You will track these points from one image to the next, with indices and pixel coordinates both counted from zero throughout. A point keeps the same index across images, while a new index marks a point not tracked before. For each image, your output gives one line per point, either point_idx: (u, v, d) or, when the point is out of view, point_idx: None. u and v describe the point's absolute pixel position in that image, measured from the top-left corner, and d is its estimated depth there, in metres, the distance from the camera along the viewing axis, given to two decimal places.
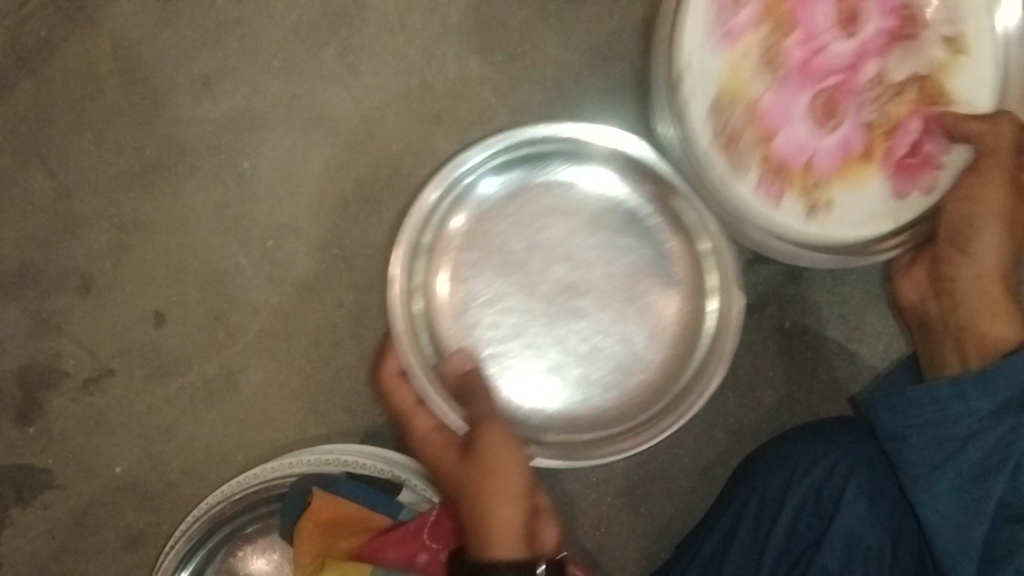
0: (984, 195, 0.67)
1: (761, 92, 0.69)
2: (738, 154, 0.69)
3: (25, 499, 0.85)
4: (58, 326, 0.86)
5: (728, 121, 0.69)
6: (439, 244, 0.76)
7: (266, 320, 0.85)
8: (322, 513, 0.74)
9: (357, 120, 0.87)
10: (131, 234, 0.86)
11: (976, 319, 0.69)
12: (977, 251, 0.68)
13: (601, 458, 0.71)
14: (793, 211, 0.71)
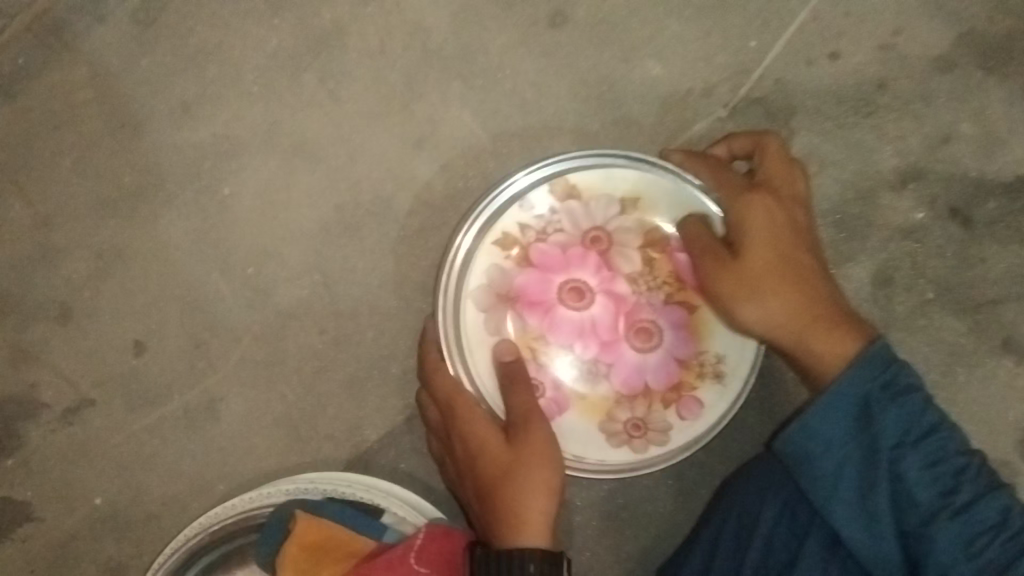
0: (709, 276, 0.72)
1: (615, 407, 0.81)
2: (648, 432, 0.81)
3: (3, 533, 0.83)
4: (35, 356, 0.85)
5: (622, 419, 0.81)
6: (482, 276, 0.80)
7: (246, 347, 0.85)
8: (306, 535, 0.71)
9: (338, 146, 0.87)
10: (109, 262, 0.86)
11: (814, 360, 0.68)
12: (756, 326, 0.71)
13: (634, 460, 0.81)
14: (711, 392, 0.81)
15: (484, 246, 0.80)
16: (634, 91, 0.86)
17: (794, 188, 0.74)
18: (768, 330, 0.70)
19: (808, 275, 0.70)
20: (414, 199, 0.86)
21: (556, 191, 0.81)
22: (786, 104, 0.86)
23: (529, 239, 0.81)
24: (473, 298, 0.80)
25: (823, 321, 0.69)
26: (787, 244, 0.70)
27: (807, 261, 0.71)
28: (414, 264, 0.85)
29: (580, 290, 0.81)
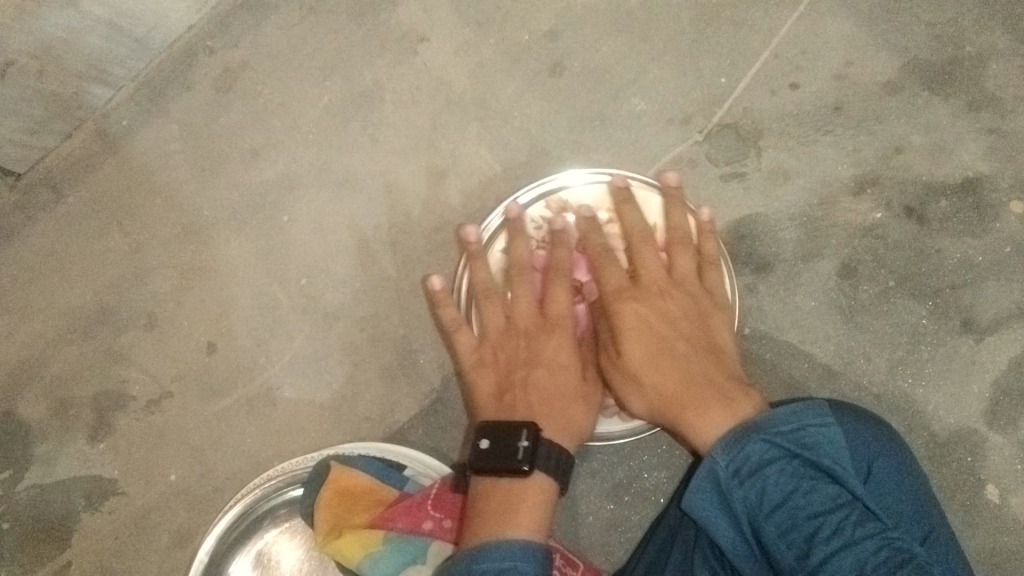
0: (631, 387, 0.85)
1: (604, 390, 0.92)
2: None
3: (94, 505, 0.98)
4: (126, 357, 1.02)
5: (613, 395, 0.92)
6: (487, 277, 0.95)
7: (298, 345, 1.00)
8: (337, 483, 0.86)
9: (376, 178, 1.04)
10: (189, 279, 1.03)
11: (690, 428, 0.80)
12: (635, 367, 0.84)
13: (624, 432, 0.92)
14: None
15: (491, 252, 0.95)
16: (623, 124, 1.02)
17: (683, 303, 0.88)
18: (652, 397, 0.84)
19: (661, 346, 0.84)
20: (439, 219, 1.02)
21: (551, 205, 0.96)
22: (754, 127, 1.00)
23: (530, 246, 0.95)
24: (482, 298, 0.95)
25: (694, 385, 0.82)
26: (700, 362, 0.84)
27: (671, 337, 0.85)
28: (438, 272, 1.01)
29: (575, 287, 0.94)
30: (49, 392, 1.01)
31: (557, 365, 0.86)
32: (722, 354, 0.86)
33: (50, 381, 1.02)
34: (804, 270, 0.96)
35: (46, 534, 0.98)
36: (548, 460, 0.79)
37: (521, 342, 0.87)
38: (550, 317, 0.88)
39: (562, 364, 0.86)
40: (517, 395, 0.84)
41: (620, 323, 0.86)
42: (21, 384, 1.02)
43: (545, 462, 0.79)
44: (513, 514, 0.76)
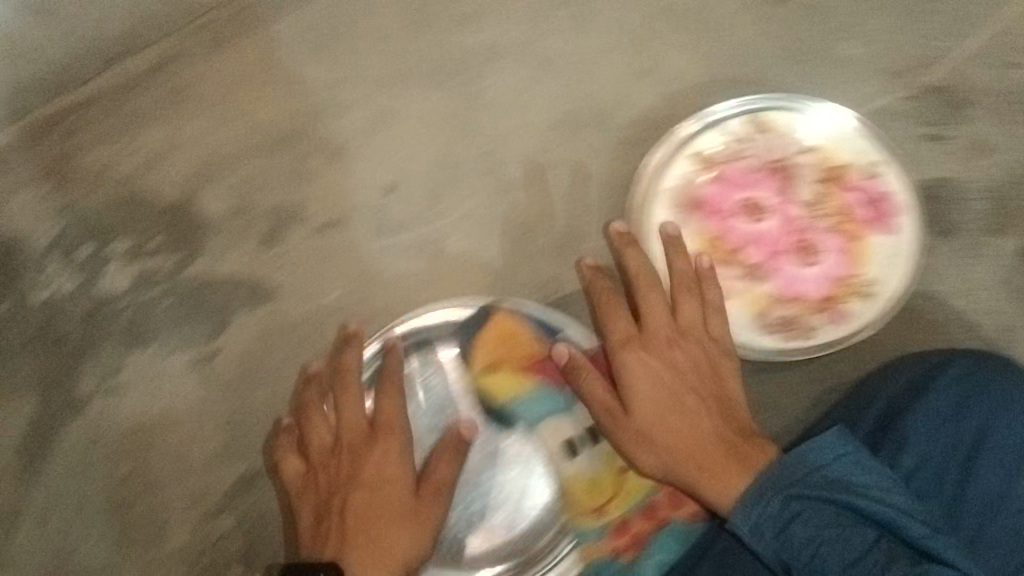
0: (642, 448, 0.86)
1: (770, 304, 0.94)
2: (794, 331, 0.94)
3: (253, 305, 1.03)
4: (310, 177, 1.05)
5: (775, 315, 0.94)
6: (676, 176, 0.96)
7: (473, 203, 1.03)
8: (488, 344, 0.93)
9: (575, 66, 1.03)
10: (381, 120, 1.05)
11: (703, 484, 0.80)
12: (635, 412, 0.86)
13: (777, 351, 0.94)
14: (856, 309, 0.94)
15: (684, 154, 0.97)
16: (838, 64, 1.02)
17: (672, 351, 0.88)
18: (655, 454, 0.85)
19: (678, 404, 0.85)
20: (630, 115, 1.02)
21: (752, 123, 0.97)
22: (967, 96, 1.01)
23: (723, 157, 0.97)
24: (667, 196, 0.96)
25: (711, 448, 0.82)
26: (712, 418, 0.84)
27: (688, 395, 0.85)
28: (620, 165, 1.02)
29: (759, 205, 0.96)
30: (229, 195, 1.06)
31: (382, 482, 0.85)
32: (732, 415, 0.85)
33: (233, 186, 1.06)
34: (984, 242, 0.98)
35: (203, 321, 1.03)
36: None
37: (348, 462, 0.87)
38: (379, 428, 0.88)
39: (386, 452, 0.87)
40: (335, 525, 0.84)
41: (628, 377, 0.87)
42: (204, 182, 1.07)
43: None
44: None
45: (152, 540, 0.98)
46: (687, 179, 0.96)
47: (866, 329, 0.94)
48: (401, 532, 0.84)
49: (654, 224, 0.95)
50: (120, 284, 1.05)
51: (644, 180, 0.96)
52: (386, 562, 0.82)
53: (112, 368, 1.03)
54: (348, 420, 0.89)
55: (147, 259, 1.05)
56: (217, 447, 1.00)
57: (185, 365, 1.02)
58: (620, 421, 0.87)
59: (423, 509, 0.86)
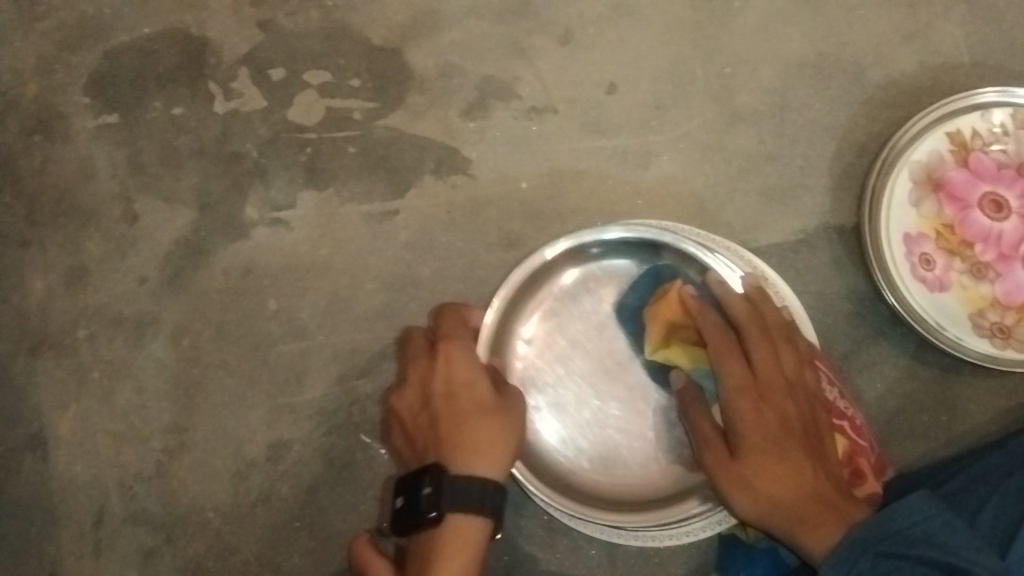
0: (741, 495, 0.73)
1: (989, 308, 0.89)
2: (1009, 341, 0.88)
3: (441, 173, 0.97)
4: (529, 57, 0.99)
5: (991, 320, 0.89)
6: (923, 151, 0.92)
7: (694, 126, 0.97)
8: (665, 315, 0.81)
9: (841, 11, 0.97)
10: (617, 15, 0.99)
11: (798, 540, 0.71)
12: (742, 459, 0.73)
13: (988, 355, 0.87)
14: None
15: (939, 131, 0.92)
16: None
17: (785, 405, 0.74)
18: (754, 503, 0.73)
19: (780, 453, 0.73)
20: (885, 77, 0.96)
21: (1018, 117, 0.91)
22: None
23: (977, 145, 0.92)
24: (909, 169, 0.91)
25: (802, 502, 0.71)
26: (810, 469, 0.73)
27: (790, 443, 0.73)
28: (858, 126, 0.95)
29: (1002, 204, 0.91)
30: (440, 53, 1.00)
31: (453, 385, 0.75)
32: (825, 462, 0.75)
33: (446, 45, 1.00)
34: None
35: (386, 175, 0.97)
36: (466, 496, 0.70)
37: (417, 376, 0.77)
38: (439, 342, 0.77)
39: (464, 404, 0.73)
40: (429, 434, 0.74)
41: (736, 424, 0.74)
42: (416, 35, 1.00)
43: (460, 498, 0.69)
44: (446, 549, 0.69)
45: (287, 386, 0.92)
46: (933, 159, 0.92)
47: None
48: (498, 420, 0.74)
49: (889, 194, 0.91)
50: (308, 117, 0.99)
51: (891, 147, 0.91)
52: (494, 438, 0.72)
53: (280, 200, 0.97)
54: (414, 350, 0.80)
55: (340, 98, 0.99)
56: (375, 308, 0.93)
57: (358, 217, 0.96)
58: (722, 465, 0.75)
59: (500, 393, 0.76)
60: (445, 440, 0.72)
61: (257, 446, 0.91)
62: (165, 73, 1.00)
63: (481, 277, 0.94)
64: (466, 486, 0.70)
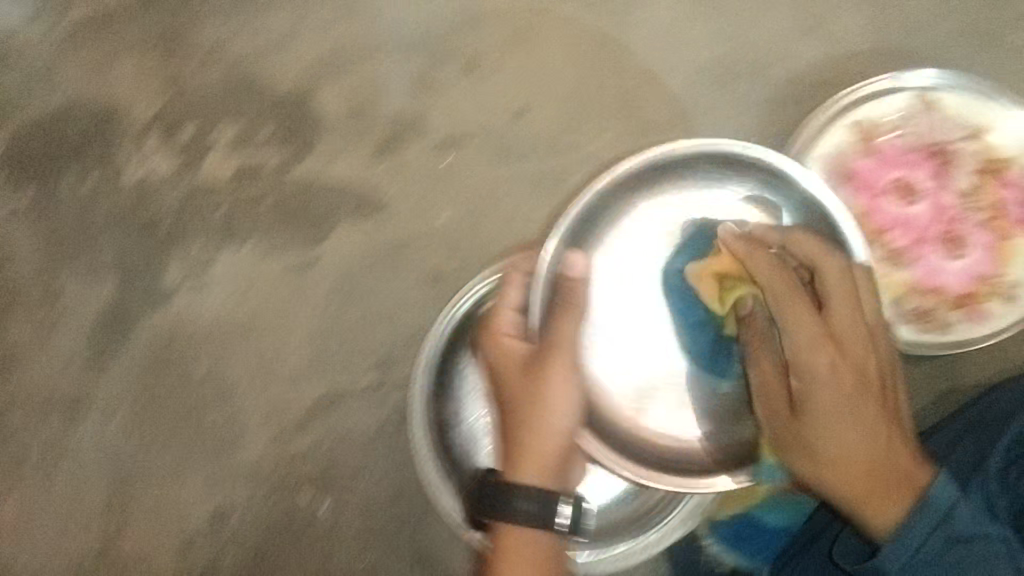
0: (808, 464, 0.67)
1: (907, 294, 0.91)
2: (926, 325, 0.91)
3: (359, 217, 0.96)
4: (434, 89, 0.97)
5: (910, 305, 0.91)
6: (826, 146, 0.92)
7: (604, 143, 0.97)
8: (714, 268, 0.73)
9: (743, 10, 0.97)
10: (521, 37, 0.97)
11: (857, 507, 0.66)
12: (811, 428, 0.66)
13: (905, 342, 0.90)
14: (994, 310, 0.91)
15: (840, 124, 0.92)
16: (1013, 48, 0.96)
17: (865, 355, 0.67)
18: (821, 473, 0.67)
19: (851, 406, 0.65)
20: (789, 72, 0.96)
21: (918, 100, 0.92)
22: None
23: (880, 132, 0.92)
24: (816, 164, 0.92)
25: (863, 476, 0.65)
26: (882, 428, 0.66)
27: (869, 400, 0.66)
28: (767, 124, 0.96)
29: (911, 188, 0.91)
30: (346, 95, 0.97)
31: (521, 369, 0.71)
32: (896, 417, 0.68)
33: (350, 85, 0.97)
34: None
35: (303, 225, 0.97)
36: (536, 508, 0.67)
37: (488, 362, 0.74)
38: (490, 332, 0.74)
39: (525, 399, 0.69)
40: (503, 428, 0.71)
41: (809, 394, 0.66)
42: (320, 78, 0.97)
43: (525, 512, 0.67)
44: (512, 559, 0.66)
45: (223, 447, 0.95)
46: (838, 152, 0.92)
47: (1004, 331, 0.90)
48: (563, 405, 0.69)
49: None
50: (220, 174, 0.98)
51: (795, 145, 0.92)
52: (556, 441, 0.68)
53: (202, 261, 0.98)
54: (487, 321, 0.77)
55: (249, 152, 0.97)
56: (303, 361, 0.96)
57: (279, 270, 0.97)
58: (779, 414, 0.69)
59: (551, 381, 0.69)
60: (509, 442, 0.69)
61: (201, 509, 0.95)
62: (72, 145, 0.99)
63: (408, 318, 0.95)
64: (530, 494, 0.67)
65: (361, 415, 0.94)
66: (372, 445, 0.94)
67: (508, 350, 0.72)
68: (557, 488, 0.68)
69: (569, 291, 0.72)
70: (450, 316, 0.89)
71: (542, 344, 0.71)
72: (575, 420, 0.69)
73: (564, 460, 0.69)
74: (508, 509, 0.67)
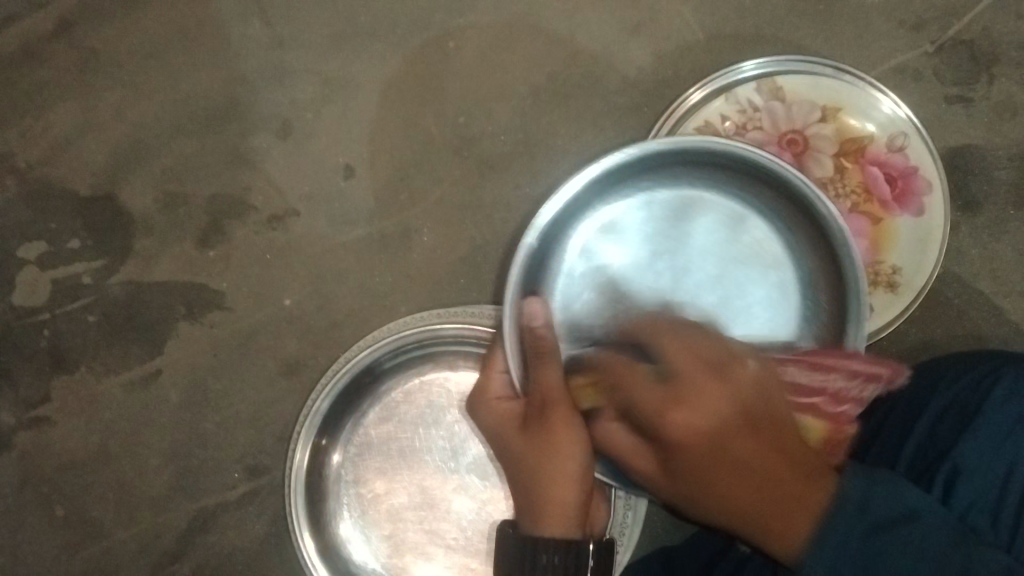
0: (703, 422, 0.53)
1: None
2: None
3: (194, 315, 0.89)
4: (253, 163, 0.91)
5: None
6: None
7: (446, 189, 0.90)
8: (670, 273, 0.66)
9: (559, 21, 0.90)
10: (334, 91, 0.91)
11: (764, 516, 0.52)
12: (698, 403, 0.54)
13: None
14: (881, 300, 0.85)
15: (686, 131, 0.85)
16: (849, 13, 0.90)
17: (716, 390, 0.54)
18: (722, 439, 0.53)
19: (756, 474, 0.53)
20: (624, 80, 0.90)
21: (761, 90, 0.86)
22: (991, 49, 0.90)
23: (728, 132, 0.85)
24: None
25: (771, 482, 0.52)
26: (772, 443, 0.54)
27: (741, 433, 0.53)
28: (608, 140, 0.90)
29: None
30: (156, 183, 0.91)
31: (548, 446, 0.67)
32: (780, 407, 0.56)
33: (160, 171, 0.91)
34: (1011, 213, 0.89)
35: (136, 335, 0.89)
36: (557, 559, 0.65)
37: (519, 440, 0.70)
38: (535, 408, 0.68)
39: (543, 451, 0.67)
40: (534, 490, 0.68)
41: (675, 367, 0.56)
42: (126, 171, 0.91)
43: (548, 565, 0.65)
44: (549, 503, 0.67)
45: None
46: None
47: (894, 321, 0.84)
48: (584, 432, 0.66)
49: None
50: (37, 295, 0.90)
51: None
52: (566, 489, 0.66)
53: (33, 397, 0.89)
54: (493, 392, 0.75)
55: (64, 265, 0.90)
56: (166, 484, 0.88)
57: (121, 389, 0.89)
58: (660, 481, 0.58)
59: (556, 432, 0.66)
60: (533, 492, 0.68)
61: None
62: None
63: (271, 418, 0.88)
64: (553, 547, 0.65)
65: (241, 531, 0.87)
66: (259, 559, 0.87)
67: (498, 413, 0.73)
68: (578, 531, 0.67)
69: (537, 337, 0.67)
70: (306, 429, 0.78)
71: (539, 397, 0.67)
72: (589, 459, 0.66)
73: (581, 505, 0.67)
74: (532, 559, 0.66)
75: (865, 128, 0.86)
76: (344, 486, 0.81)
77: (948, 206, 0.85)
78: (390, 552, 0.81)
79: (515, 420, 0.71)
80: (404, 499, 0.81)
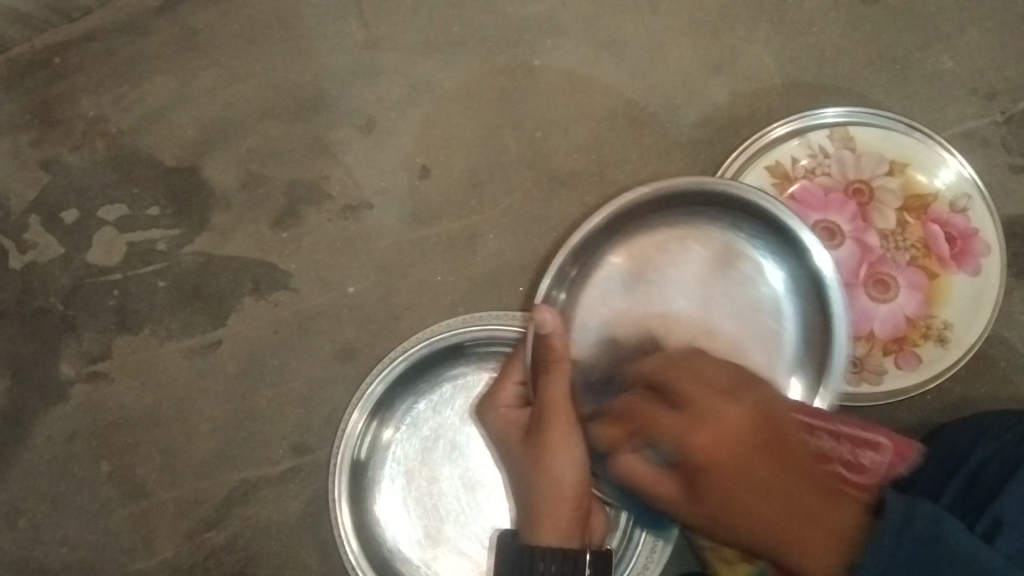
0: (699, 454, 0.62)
1: None
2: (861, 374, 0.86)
3: (260, 292, 0.92)
4: (333, 153, 0.93)
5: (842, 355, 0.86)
6: None
7: (517, 199, 0.92)
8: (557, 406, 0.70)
9: (644, 51, 0.93)
10: (420, 93, 0.94)
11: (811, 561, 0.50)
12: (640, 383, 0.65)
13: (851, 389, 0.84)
14: (930, 353, 0.86)
15: (756, 168, 0.88)
16: (922, 77, 0.93)
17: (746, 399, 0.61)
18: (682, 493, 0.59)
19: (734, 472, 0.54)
20: (700, 115, 0.93)
21: (832, 138, 0.88)
22: None
23: (797, 173, 0.88)
24: None
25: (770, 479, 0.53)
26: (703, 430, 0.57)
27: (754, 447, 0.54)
28: (679, 170, 0.92)
29: (834, 230, 0.87)
30: (239, 162, 0.93)
31: (546, 455, 0.68)
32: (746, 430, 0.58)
33: (244, 152, 0.93)
34: None
35: (201, 305, 0.92)
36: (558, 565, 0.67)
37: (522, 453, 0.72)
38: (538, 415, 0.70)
39: (539, 461, 0.69)
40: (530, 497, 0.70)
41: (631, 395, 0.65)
42: (209, 146, 0.94)
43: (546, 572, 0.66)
44: (545, 512, 0.69)
45: (134, 546, 0.90)
46: None
47: (945, 375, 0.86)
48: (584, 440, 0.69)
49: None
50: (110, 255, 0.93)
51: None
52: (559, 502, 0.68)
53: (94, 352, 0.92)
54: (503, 404, 0.75)
55: (140, 228, 0.93)
56: (211, 451, 0.90)
57: (180, 354, 0.91)
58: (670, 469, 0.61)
59: (555, 439, 0.68)
60: (530, 505, 0.70)
61: None
62: None
63: (321, 399, 0.90)
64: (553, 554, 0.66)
65: (279, 506, 0.89)
66: (293, 534, 0.89)
67: (504, 421, 0.75)
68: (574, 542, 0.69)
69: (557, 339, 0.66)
70: (363, 403, 0.81)
71: (542, 406, 0.69)
72: (586, 471, 0.69)
73: (580, 517, 0.70)
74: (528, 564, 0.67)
75: (929, 186, 0.88)
76: (391, 462, 0.84)
77: (1006, 270, 0.86)
78: (426, 538, 0.83)
79: (520, 430, 0.73)
80: (447, 488, 0.83)
